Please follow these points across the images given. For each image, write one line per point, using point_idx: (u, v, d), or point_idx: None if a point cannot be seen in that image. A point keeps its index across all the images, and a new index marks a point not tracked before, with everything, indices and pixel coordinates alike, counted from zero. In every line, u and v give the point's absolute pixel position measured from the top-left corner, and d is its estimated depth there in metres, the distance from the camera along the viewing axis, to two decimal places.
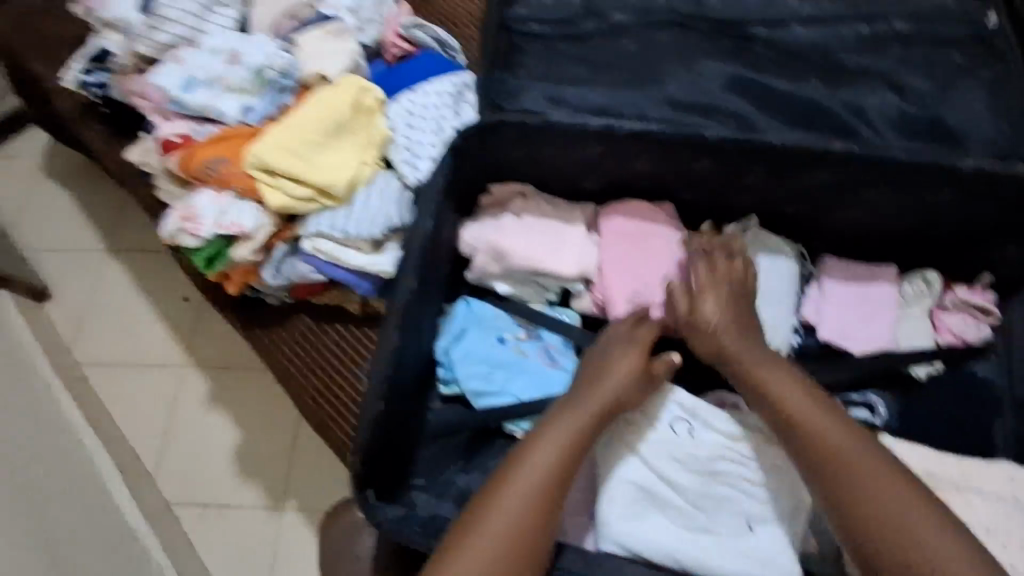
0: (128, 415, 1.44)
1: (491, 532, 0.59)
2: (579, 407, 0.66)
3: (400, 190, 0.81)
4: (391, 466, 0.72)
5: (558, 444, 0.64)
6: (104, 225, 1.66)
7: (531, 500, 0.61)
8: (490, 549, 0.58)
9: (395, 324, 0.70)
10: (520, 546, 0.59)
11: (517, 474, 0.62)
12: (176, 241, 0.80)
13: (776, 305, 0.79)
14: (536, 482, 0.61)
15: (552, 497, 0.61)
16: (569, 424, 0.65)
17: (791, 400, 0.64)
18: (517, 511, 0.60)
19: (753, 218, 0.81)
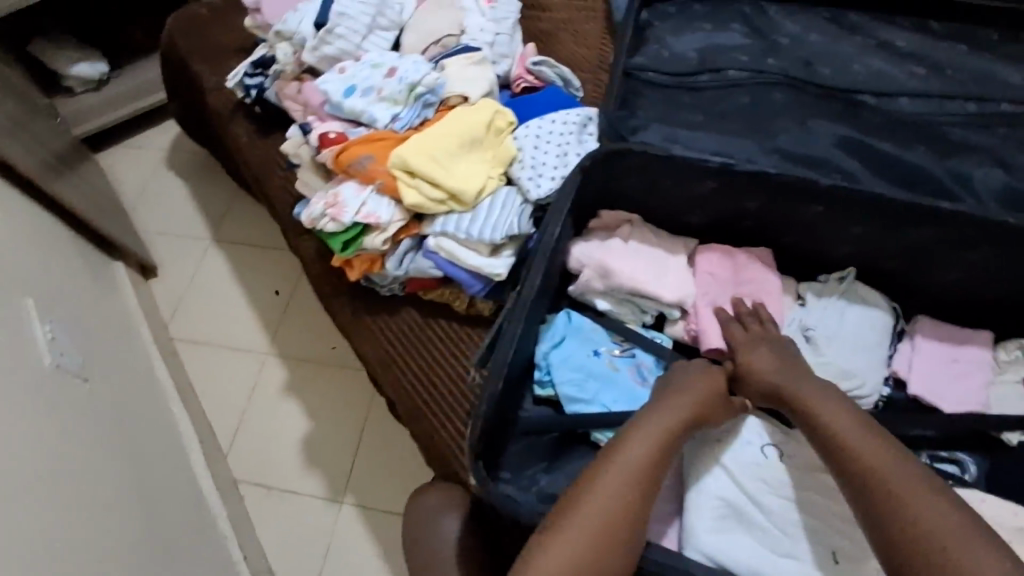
0: (212, 392, 1.54)
1: (579, 533, 0.62)
2: (667, 407, 0.69)
3: (521, 204, 0.89)
4: (498, 441, 0.79)
5: (648, 445, 0.66)
6: (212, 216, 1.81)
7: (620, 502, 0.64)
8: (581, 540, 0.62)
9: (524, 315, 0.78)
10: (611, 540, 0.62)
11: (605, 478, 0.65)
12: (317, 225, 0.90)
13: (869, 354, 0.81)
14: (629, 482, 0.65)
15: (644, 494, 0.65)
16: (662, 422, 0.68)
17: (841, 422, 0.66)
18: (606, 515, 0.63)
19: (851, 270, 0.85)
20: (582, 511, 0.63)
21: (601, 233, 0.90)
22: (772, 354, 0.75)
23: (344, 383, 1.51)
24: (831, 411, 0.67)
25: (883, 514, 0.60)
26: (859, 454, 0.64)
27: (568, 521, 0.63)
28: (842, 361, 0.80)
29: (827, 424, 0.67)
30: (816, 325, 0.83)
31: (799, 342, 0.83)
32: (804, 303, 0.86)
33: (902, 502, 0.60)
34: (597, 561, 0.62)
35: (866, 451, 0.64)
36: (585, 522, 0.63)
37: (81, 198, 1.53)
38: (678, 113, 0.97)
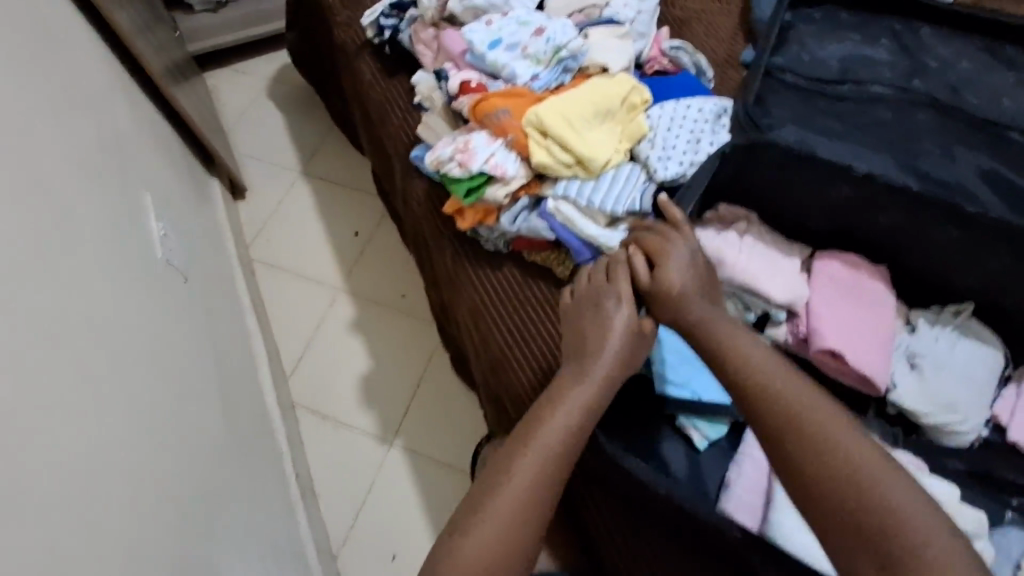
0: (281, 316, 1.59)
1: (516, 487, 0.66)
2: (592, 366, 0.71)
3: (645, 182, 0.90)
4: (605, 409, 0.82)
5: (581, 400, 0.70)
6: (304, 149, 1.85)
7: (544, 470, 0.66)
8: (527, 478, 0.66)
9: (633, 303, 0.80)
10: (550, 476, 0.67)
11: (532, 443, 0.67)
12: (444, 167, 0.91)
13: (975, 389, 0.80)
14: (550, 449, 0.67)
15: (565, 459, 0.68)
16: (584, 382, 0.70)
17: (777, 385, 0.63)
18: (540, 469, 0.66)
19: (970, 304, 0.84)
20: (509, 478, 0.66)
21: (714, 224, 0.90)
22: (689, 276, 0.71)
23: (410, 331, 1.55)
24: (769, 372, 0.64)
25: (806, 486, 0.58)
26: (795, 421, 0.61)
27: (509, 473, 0.66)
28: (945, 392, 0.80)
29: (745, 363, 0.65)
30: (924, 352, 0.82)
31: (901, 365, 0.83)
32: (913, 329, 0.85)
33: (828, 470, 0.58)
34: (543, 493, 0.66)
35: (797, 415, 0.61)
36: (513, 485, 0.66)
37: (193, 109, 1.58)
38: (817, 118, 0.97)
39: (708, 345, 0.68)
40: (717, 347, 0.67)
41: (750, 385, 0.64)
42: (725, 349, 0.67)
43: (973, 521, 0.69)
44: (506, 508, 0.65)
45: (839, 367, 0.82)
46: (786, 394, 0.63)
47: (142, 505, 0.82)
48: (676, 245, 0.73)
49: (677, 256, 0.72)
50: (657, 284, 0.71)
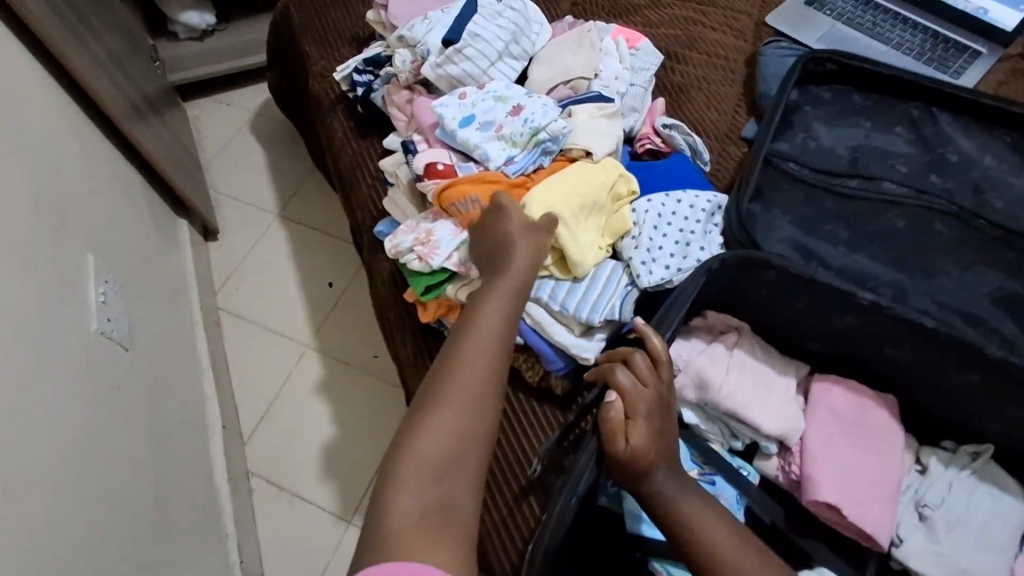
0: (244, 372, 1.50)
1: (453, 414, 0.62)
2: (500, 295, 0.71)
3: (627, 286, 0.80)
4: (566, 554, 0.70)
5: (501, 310, 0.70)
6: (282, 190, 1.77)
7: (474, 410, 0.63)
8: (462, 404, 0.63)
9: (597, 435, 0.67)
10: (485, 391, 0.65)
11: (452, 379, 0.64)
12: (402, 257, 0.82)
13: (994, 552, 0.69)
14: (476, 387, 0.64)
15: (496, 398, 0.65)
16: (496, 312, 0.69)
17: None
18: (473, 387, 0.64)
19: (989, 447, 0.74)
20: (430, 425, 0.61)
21: (701, 333, 0.82)
22: (658, 435, 0.62)
23: (379, 396, 1.45)
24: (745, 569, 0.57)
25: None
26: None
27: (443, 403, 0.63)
28: (961, 555, 0.69)
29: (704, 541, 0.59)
30: (935, 502, 0.72)
31: (909, 516, 0.72)
32: (924, 470, 0.75)
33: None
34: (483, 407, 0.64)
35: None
36: (441, 432, 0.61)
37: (163, 150, 1.50)
38: (822, 221, 0.89)
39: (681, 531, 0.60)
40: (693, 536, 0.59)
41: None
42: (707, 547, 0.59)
43: None
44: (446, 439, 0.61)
45: (837, 519, 0.71)
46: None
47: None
48: (652, 391, 0.63)
49: (647, 411, 0.62)
50: (625, 446, 0.61)
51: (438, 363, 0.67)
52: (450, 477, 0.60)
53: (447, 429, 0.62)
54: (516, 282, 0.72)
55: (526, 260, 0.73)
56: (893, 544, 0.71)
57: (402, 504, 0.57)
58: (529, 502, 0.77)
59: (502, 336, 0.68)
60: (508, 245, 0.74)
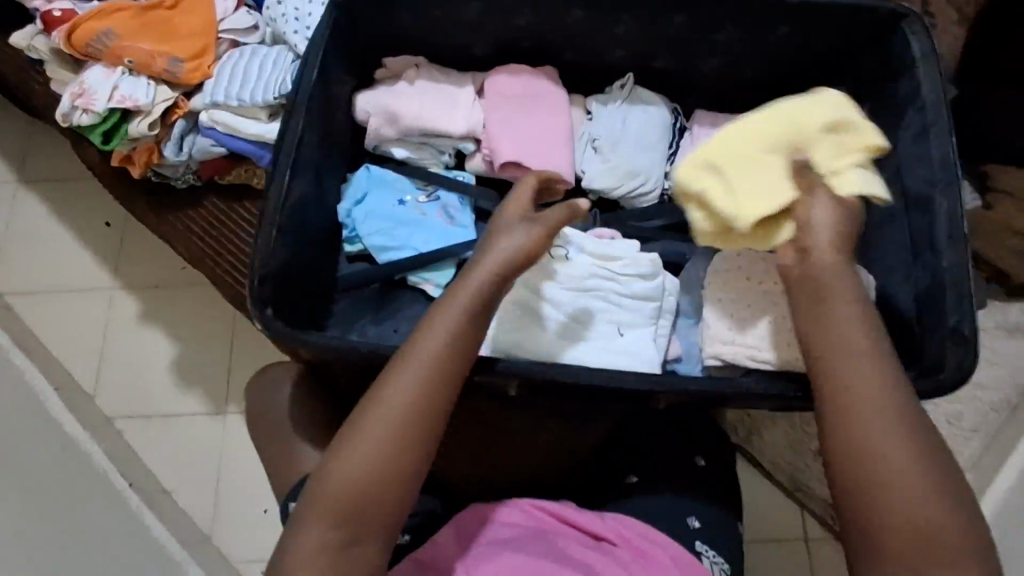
0: (62, 339, 1.46)
1: (400, 404, 0.58)
2: (455, 312, 0.61)
3: (293, 61, 0.84)
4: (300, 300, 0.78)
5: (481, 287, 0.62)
6: (11, 155, 1.61)
7: (400, 442, 0.57)
8: (417, 406, 0.58)
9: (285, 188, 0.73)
10: (444, 391, 0.60)
11: (376, 399, 0.58)
12: (69, 120, 0.82)
13: (649, 150, 0.85)
14: (415, 415, 0.58)
15: (424, 435, 0.58)
16: (449, 331, 0.60)
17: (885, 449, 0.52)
18: (439, 392, 0.59)
19: (630, 75, 0.88)
20: (381, 419, 0.57)
21: (389, 81, 0.88)
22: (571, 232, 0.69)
23: (202, 303, 1.46)
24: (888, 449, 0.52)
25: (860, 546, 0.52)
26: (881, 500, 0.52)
27: (395, 390, 0.58)
28: (626, 162, 0.85)
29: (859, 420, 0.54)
30: (601, 134, 0.86)
31: (587, 152, 0.87)
32: (591, 115, 0.89)
33: (907, 545, 0.50)
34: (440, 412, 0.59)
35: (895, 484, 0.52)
36: (356, 457, 0.56)
37: None
38: None
39: (836, 389, 0.55)
40: (827, 382, 0.56)
41: (854, 448, 0.53)
42: (852, 407, 0.54)
43: (648, 264, 0.76)
44: (382, 433, 0.57)
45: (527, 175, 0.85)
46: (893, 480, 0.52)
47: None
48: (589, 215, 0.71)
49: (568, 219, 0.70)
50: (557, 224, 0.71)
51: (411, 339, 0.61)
52: (367, 511, 0.56)
53: (366, 453, 0.56)
54: (489, 280, 0.63)
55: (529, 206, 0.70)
56: (581, 179, 0.86)
57: (340, 479, 0.56)
58: None
59: (456, 354, 0.60)
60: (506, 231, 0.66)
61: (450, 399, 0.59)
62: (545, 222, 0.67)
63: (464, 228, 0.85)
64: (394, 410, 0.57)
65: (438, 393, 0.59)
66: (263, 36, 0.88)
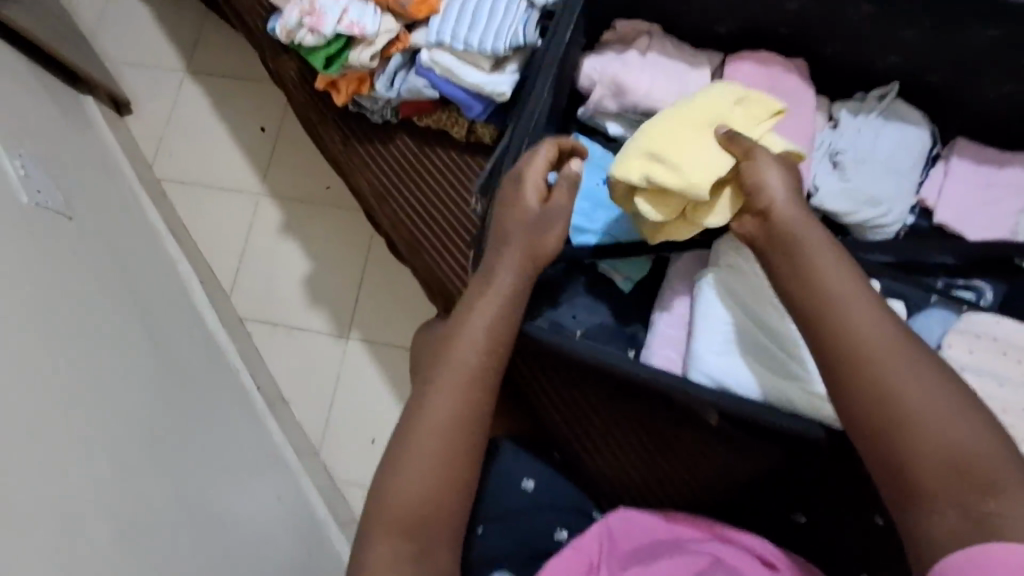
0: (207, 233, 1.51)
1: (434, 415, 0.61)
2: (479, 321, 0.64)
3: (526, 10, 0.77)
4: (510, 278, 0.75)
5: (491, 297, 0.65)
6: (182, 44, 1.64)
7: (440, 447, 0.60)
8: (449, 414, 0.61)
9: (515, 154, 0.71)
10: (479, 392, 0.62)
11: (417, 416, 0.61)
12: (294, 38, 0.79)
13: (898, 178, 0.76)
14: (448, 425, 0.61)
15: (467, 430, 0.61)
16: (474, 340, 0.63)
17: (900, 376, 0.51)
18: (465, 397, 0.62)
19: (895, 85, 0.77)
20: (414, 430, 0.61)
21: (614, 46, 0.81)
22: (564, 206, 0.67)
23: (339, 225, 1.47)
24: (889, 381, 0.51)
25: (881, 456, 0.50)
26: (911, 437, 0.49)
27: (425, 403, 0.61)
28: (871, 187, 0.75)
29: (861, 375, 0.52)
30: (846, 148, 0.77)
31: (824, 166, 0.78)
32: (836, 124, 0.79)
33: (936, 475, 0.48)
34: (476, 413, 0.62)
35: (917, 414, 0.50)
36: (403, 470, 0.59)
37: (35, 21, 1.37)
38: None
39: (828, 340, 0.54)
40: (806, 303, 0.56)
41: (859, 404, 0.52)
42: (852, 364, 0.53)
43: None
44: (426, 448, 0.60)
45: None
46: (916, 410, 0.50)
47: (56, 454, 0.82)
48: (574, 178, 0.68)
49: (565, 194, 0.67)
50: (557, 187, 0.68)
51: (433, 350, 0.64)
52: (426, 528, 0.59)
53: (412, 468, 0.60)
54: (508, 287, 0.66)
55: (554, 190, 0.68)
56: (810, 195, 0.77)
57: (393, 499, 0.59)
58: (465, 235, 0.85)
59: (482, 356, 0.63)
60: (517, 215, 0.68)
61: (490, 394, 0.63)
62: (553, 215, 0.67)
63: None
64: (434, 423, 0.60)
65: (470, 396, 0.62)
66: None
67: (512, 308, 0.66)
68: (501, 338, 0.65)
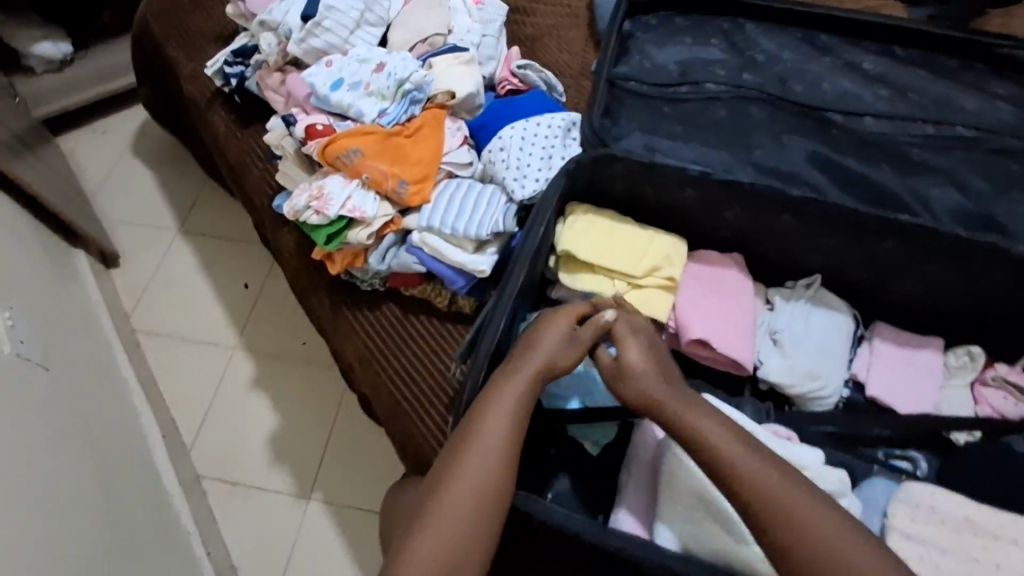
0: (175, 386, 1.51)
1: (439, 522, 0.68)
2: (483, 449, 0.71)
3: (506, 204, 0.90)
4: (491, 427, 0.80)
5: (497, 416, 0.72)
6: (179, 206, 1.76)
7: (440, 561, 0.66)
8: (453, 519, 0.68)
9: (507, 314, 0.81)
10: (483, 504, 0.69)
11: (419, 531, 0.68)
12: (301, 216, 0.90)
13: (830, 355, 0.87)
14: (453, 532, 0.67)
15: (469, 536, 0.68)
16: (480, 464, 0.70)
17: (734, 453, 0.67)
18: (466, 506, 0.68)
19: (818, 276, 0.91)
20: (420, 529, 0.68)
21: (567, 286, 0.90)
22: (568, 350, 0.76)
23: (312, 384, 1.49)
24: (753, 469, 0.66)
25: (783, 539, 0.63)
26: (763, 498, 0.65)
27: (431, 508, 0.69)
28: (807, 363, 0.85)
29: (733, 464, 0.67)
30: (783, 328, 0.88)
31: (766, 343, 0.88)
32: (772, 307, 0.91)
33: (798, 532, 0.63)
34: (480, 522, 0.68)
35: (824, 548, 0.62)
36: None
37: (45, 184, 1.49)
38: (661, 122, 1.01)
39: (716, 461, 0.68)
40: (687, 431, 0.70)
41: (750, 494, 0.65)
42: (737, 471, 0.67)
43: (836, 482, 0.73)
44: (428, 549, 0.67)
45: (709, 355, 0.86)
46: (831, 547, 0.62)
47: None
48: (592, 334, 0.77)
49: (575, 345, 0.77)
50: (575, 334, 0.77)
51: (443, 457, 0.72)
52: None
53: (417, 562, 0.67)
54: (509, 416, 0.72)
55: (562, 333, 0.77)
56: (757, 366, 0.87)
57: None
58: (444, 400, 0.89)
59: (484, 480, 0.69)
60: (529, 353, 0.76)
61: (494, 506, 0.69)
62: (557, 362, 0.76)
63: None
64: (439, 525, 0.67)
65: (477, 503, 0.69)
66: (474, 172, 0.96)
67: (518, 429, 0.72)
68: (503, 465, 0.70)
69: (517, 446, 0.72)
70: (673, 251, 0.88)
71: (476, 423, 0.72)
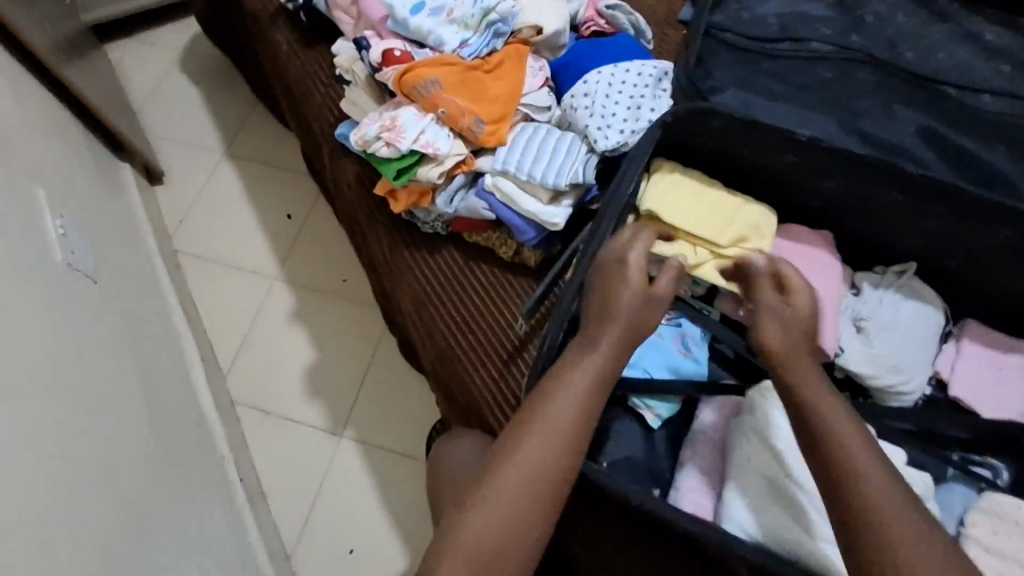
0: (214, 310, 1.50)
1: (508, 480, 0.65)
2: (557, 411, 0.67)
3: (586, 153, 0.85)
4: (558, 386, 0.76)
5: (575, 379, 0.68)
6: (225, 128, 1.72)
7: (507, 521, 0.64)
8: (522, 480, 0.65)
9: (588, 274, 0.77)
10: (553, 468, 0.65)
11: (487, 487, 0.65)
12: (370, 147, 0.85)
13: (917, 348, 0.81)
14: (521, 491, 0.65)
15: (538, 498, 0.65)
16: (539, 442, 0.66)
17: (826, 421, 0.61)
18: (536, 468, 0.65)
19: (912, 264, 0.85)
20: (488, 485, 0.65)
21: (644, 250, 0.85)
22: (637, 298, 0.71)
23: (350, 321, 1.47)
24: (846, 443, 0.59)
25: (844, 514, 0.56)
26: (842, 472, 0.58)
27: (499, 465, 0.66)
28: (891, 354, 0.80)
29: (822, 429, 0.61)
30: (869, 315, 0.83)
31: (849, 329, 0.83)
32: (858, 292, 0.86)
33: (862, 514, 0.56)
34: (549, 484, 0.65)
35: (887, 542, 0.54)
36: (452, 559, 0.63)
37: (95, 91, 1.45)
38: (759, 77, 0.94)
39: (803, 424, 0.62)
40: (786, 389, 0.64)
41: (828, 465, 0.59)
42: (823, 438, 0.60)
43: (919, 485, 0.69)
44: (496, 507, 0.64)
45: None
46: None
47: (41, 530, 0.75)
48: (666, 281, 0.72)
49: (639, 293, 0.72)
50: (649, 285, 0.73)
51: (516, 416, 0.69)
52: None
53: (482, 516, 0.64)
54: (587, 381, 0.69)
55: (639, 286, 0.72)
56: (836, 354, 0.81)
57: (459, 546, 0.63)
58: (503, 354, 0.86)
59: (557, 444, 0.66)
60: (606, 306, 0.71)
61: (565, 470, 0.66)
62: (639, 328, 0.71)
63: (700, 364, 0.82)
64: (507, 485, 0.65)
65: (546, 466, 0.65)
66: (552, 117, 0.90)
67: (593, 395, 0.69)
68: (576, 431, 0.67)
69: (592, 414, 0.68)
70: (763, 221, 0.83)
71: (538, 399, 0.68)
